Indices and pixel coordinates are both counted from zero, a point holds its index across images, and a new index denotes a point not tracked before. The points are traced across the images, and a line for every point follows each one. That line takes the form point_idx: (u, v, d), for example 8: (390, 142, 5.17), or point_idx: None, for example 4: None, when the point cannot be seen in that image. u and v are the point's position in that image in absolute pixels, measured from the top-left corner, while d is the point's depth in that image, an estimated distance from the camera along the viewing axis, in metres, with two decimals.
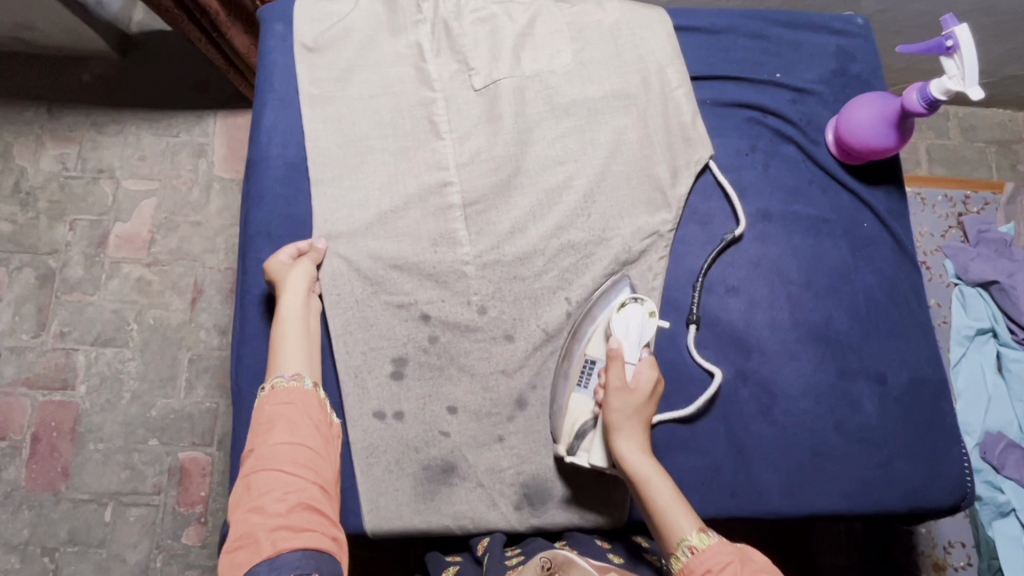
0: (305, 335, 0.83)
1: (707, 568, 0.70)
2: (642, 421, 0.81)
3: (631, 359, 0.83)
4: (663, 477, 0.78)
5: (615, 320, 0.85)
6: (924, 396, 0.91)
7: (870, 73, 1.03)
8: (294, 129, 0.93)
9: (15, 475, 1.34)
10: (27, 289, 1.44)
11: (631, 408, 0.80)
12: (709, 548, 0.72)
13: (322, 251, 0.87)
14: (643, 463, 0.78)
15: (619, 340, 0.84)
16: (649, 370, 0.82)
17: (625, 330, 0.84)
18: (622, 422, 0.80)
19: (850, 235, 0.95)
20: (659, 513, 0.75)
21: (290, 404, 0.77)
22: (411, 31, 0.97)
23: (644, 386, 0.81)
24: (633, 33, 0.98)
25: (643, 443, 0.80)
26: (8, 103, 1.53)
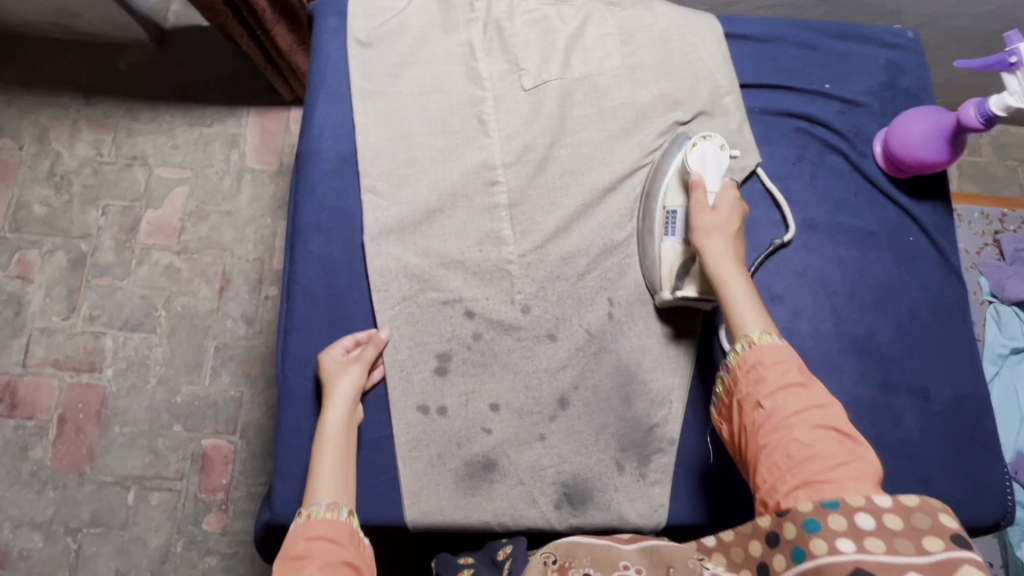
0: (343, 454, 0.78)
1: (764, 360, 0.71)
2: (725, 236, 0.82)
3: (711, 187, 0.85)
4: (746, 282, 0.79)
5: (691, 159, 0.87)
6: (967, 413, 0.91)
7: (920, 86, 1.02)
8: (344, 123, 0.94)
9: (41, 454, 1.36)
10: (59, 271, 1.46)
11: (714, 228, 0.82)
12: (770, 345, 0.72)
13: (381, 344, 0.85)
14: (726, 272, 0.79)
15: (698, 172, 0.86)
16: (728, 193, 0.84)
17: (703, 165, 0.86)
18: (707, 239, 0.82)
19: (895, 249, 0.95)
20: (732, 312, 0.76)
21: (325, 539, 0.70)
22: (463, 30, 0.98)
23: (725, 207, 0.83)
24: (684, 39, 0.99)
25: (730, 254, 0.81)
26: (47, 88, 1.55)
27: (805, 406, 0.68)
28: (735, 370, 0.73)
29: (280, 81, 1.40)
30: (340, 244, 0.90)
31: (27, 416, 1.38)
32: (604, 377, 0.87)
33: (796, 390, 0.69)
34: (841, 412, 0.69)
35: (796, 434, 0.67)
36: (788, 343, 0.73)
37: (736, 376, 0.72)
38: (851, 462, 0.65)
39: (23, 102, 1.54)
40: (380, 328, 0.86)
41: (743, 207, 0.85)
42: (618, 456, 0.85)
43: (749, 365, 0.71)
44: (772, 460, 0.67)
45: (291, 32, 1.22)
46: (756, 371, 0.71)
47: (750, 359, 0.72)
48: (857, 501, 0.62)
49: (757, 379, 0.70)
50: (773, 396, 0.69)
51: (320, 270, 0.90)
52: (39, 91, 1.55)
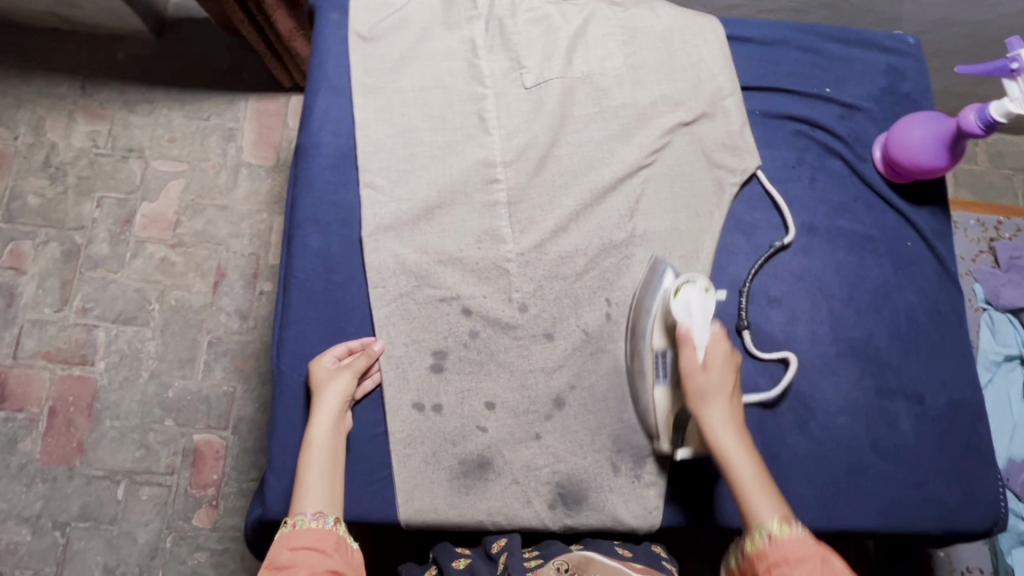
0: (330, 463, 0.78)
1: (785, 556, 0.68)
2: (721, 401, 0.79)
3: (700, 339, 0.81)
4: (749, 453, 0.77)
5: (676, 307, 0.83)
6: (962, 419, 0.91)
7: (920, 93, 1.02)
8: (345, 118, 0.94)
9: (31, 447, 1.35)
10: (52, 263, 1.44)
11: (708, 391, 0.79)
12: (791, 537, 0.69)
13: (374, 357, 0.84)
14: (726, 440, 0.77)
15: (685, 320, 0.82)
16: (718, 348, 0.81)
17: (688, 311, 0.82)
18: (703, 404, 0.79)
19: (893, 254, 0.95)
20: (741, 492, 0.74)
21: (310, 547, 0.70)
22: (464, 26, 0.97)
23: (717, 365, 0.80)
24: (686, 40, 0.99)
25: (730, 419, 0.78)
26: (43, 78, 1.54)
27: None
28: (755, 565, 0.70)
29: (280, 69, 1.39)
30: (337, 239, 0.90)
31: (17, 409, 1.37)
32: (600, 377, 0.87)
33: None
34: None
35: None
36: (808, 531, 0.70)
37: (757, 571, 0.70)
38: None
39: (19, 92, 1.53)
40: (374, 340, 0.86)
41: (734, 358, 0.82)
42: (614, 457, 0.85)
43: (772, 561, 0.69)
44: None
45: (291, 17, 1.21)
46: (779, 570, 0.68)
47: (773, 556, 0.69)
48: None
49: None
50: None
51: (317, 265, 0.89)
52: (36, 81, 1.54)
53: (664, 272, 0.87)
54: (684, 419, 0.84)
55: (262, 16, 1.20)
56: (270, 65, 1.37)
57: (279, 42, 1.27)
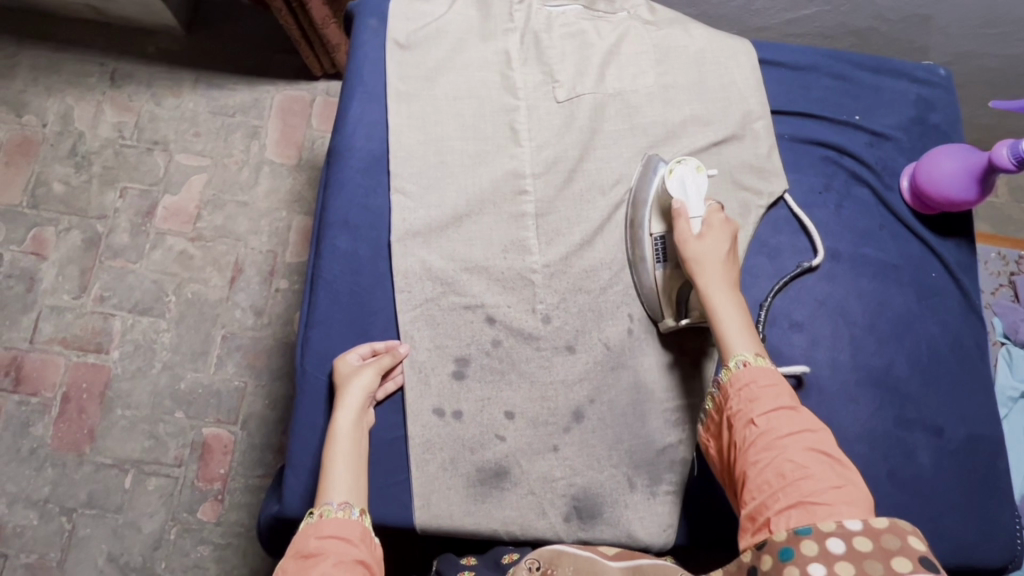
0: (354, 459, 0.78)
1: (754, 380, 0.72)
2: (714, 261, 0.81)
3: (695, 213, 0.84)
4: (738, 309, 0.79)
5: (670, 185, 0.87)
6: (980, 453, 0.90)
7: (949, 124, 1.02)
8: (378, 123, 0.95)
9: (43, 431, 1.37)
10: (73, 250, 1.46)
11: (701, 249, 0.82)
12: (761, 367, 0.73)
13: (398, 358, 0.85)
14: (716, 288, 0.80)
15: (680, 195, 0.86)
16: (714, 217, 0.84)
17: (681, 186, 0.86)
18: (695, 259, 0.81)
19: (917, 284, 0.95)
20: (721, 331, 0.77)
21: (336, 536, 0.69)
22: (500, 38, 0.98)
23: (711, 234, 0.83)
24: (718, 61, 0.99)
25: (722, 278, 0.81)
26: (75, 68, 1.57)
27: (797, 428, 0.68)
28: (727, 389, 0.74)
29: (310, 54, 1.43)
30: (365, 242, 0.91)
31: (32, 392, 1.38)
32: (619, 393, 0.87)
33: (789, 413, 0.70)
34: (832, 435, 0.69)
35: (788, 454, 0.67)
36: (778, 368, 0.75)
37: (729, 394, 0.73)
38: (843, 486, 0.64)
39: (50, 81, 1.56)
40: (400, 343, 0.86)
41: (729, 226, 0.84)
42: (630, 473, 0.85)
43: (742, 384, 0.72)
44: (764, 476, 0.67)
45: (324, 4, 1.26)
46: (748, 390, 0.72)
47: (743, 379, 0.73)
48: (829, 527, 0.60)
49: (749, 398, 0.71)
50: (767, 416, 0.70)
51: (346, 266, 0.90)
52: (67, 71, 1.56)
53: (658, 165, 0.92)
54: (686, 286, 0.87)
55: (299, 3, 1.23)
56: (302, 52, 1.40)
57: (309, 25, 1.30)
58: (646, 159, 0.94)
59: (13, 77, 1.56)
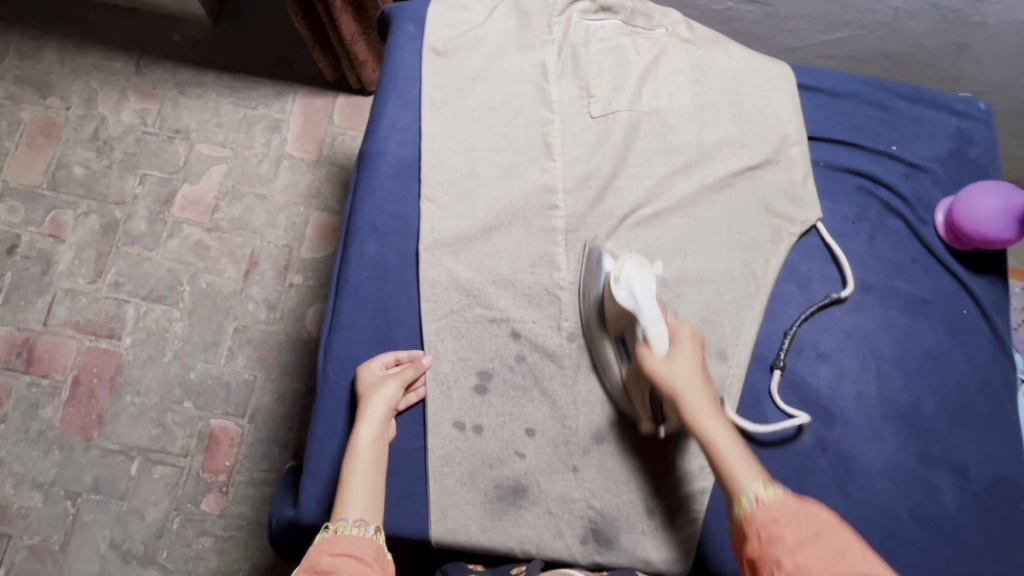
0: (373, 471, 0.77)
1: (774, 517, 0.67)
2: (692, 381, 0.76)
3: (654, 325, 0.78)
4: (729, 431, 0.74)
5: (619, 296, 0.79)
6: (1006, 496, 0.88)
7: (988, 159, 1.01)
8: (411, 130, 0.94)
9: (52, 414, 1.37)
10: (90, 234, 1.46)
11: (678, 370, 0.76)
12: (775, 498, 0.68)
13: (421, 369, 0.84)
14: (701, 414, 0.75)
15: (631, 305, 0.78)
16: (675, 329, 0.79)
17: (629, 294, 0.78)
18: (675, 384, 0.76)
19: (947, 321, 0.94)
20: (723, 463, 0.72)
21: (349, 555, 0.68)
22: (537, 49, 0.98)
23: (681, 349, 0.77)
24: (756, 84, 0.98)
25: (704, 398, 0.76)
26: (101, 53, 1.57)
27: (827, 556, 0.63)
28: (744, 530, 0.68)
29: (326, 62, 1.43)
30: (393, 250, 0.90)
31: (42, 374, 1.39)
32: None
33: (815, 542, 0.64)
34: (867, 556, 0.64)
35: None
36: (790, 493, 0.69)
37: (746, 537, 0.68)
38: None
39: (76, 64, 1.56)
40: (424, 355, 0.86)
41: (692, 336, 0.79)
42: (649, 499, 0.84)
43: (761, 523, 0.67)
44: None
45: (354, 21, 1.26)
46: (769, 531, 0.66)
47: (760, 518, 0.67)
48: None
49: (770, 539, 0.66)
50: (792, 553, 0.64)
51: (373, 273, 0.89)
52: (93, 55, 1.57)
53: (600, 257, 0.86)
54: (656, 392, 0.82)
55: (328, 18, 1.24)
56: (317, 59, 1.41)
57: (334, 33, 1.28)
58: (588, 252, 0.89)
59: (40, 59, 1.56)
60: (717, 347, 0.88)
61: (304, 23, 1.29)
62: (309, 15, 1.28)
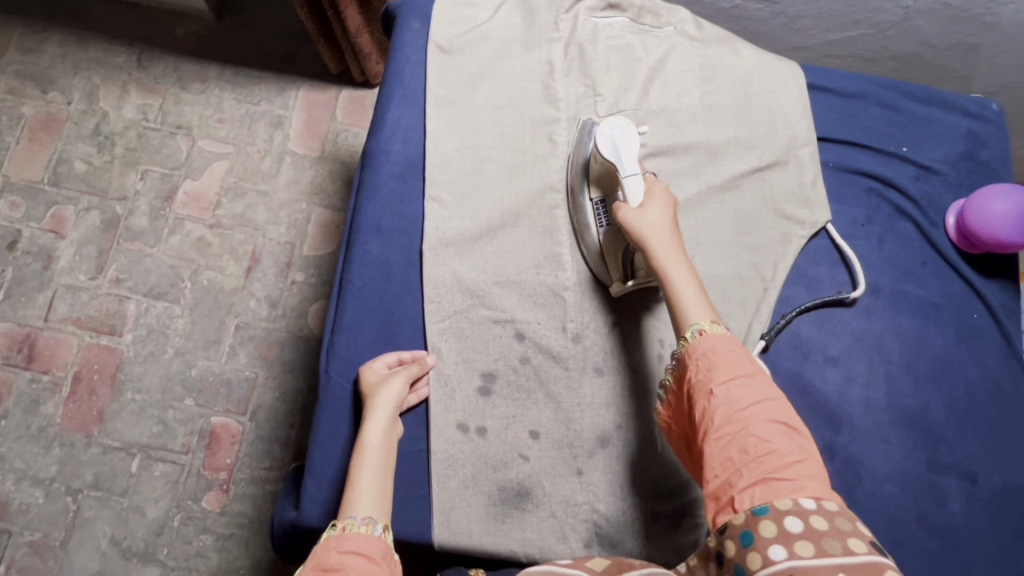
0: (380, 471, 0.76)
1: (711, 347, 0.70)
2: (659, 228, 0.79)
3: (632, 174, 0.82)
4: (689, 272, 0.77)
5: (603, 149, 0.84)
6: (1015, 502, 0.87)
7: (1000, 161, 0.99)
8: (416, 128, 0.93)
9: (52, 410, 1.36)
10: (92, 230, 1.45)
11: (648, 215, 0.80)
12: (717, 331, 0.71)
13: (427, 368, 0.84)
14: (663, 256, 0.78)
15: (614, 159, 0.84)
16: (651, 184, 0.83)
17: (614, 149, 0.84)
18: (642, 226, 0.79)
19: (957, 325, 0.92)
20: (676, 297, 0.75)
21: (357, 553, 0.67)
22: (544, 47, 0.96)
23: (652, 201, 0.81)
24: (765, 84, 0.97)
25: (670, 242, 0.79)
26: (103, 48, 1.56)
27: (756, 396, 0.67)
28: (684, 360, 0.71)
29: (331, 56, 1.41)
30: (398, 250, 0.89)
31: (43, 370, 1.38)
32: (646, 419, 0.85)
33: (747, 380, 0.68)
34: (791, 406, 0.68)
35: (752, 429, 0.65)
36: (734, 334, 0.72)
37: (685, 362, 0.71)
38: (804, 459, 0.63)
39: (77, 58, 1.55)
40: (429, 355, 0.85)
41: (666, 193, 0.82)
42: (653, 503, 0.83)
43: (699, 354, 0.70)
44: (724, 449, 0.65)
45: (359, 13, 1.25)
46: (705, 357, 0.69)
47: (700, 348, 0.70)
48: (787, 505, 0.60)
49: (707, 369, 0.69)
50: (726, 387, 0.67)
51: (377, 272, 0.88)
52: (95, 50, 1.55)
53: (592, 130, 0.90)
54: (629, 247, 0.85)
55: (333, 11, 1.23)
56: (322, 54, 1.39)
57: (338, 24, 1.27)
58: (581, 125, 0.92)
59: (42, 53, 1.55)
60: None
61: (310, 17, 1.27)
62: (314, 8, 1.26)
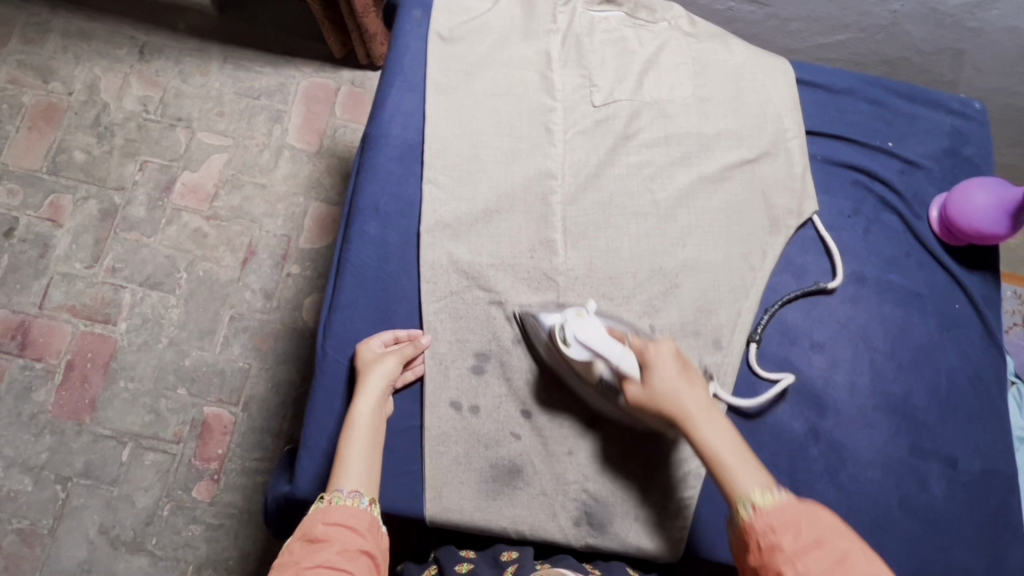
0: (370, 444, 0.78)
1: (772, 524, 0.66)
2: (675, 402, 0.75)
3: (623, 355, 0.78)
4: (722, 429, 0.73)
5: (573, 353, 0.79)
6: (995, 488, 0.90)
7: (982, 158, 1.02)
8: (415, 113, 0.95)
9: (44, 398, 1.36)
10: (89, 219, 1.46)
11: (660, 394, 0.75)
12: (775, 504, 0.67)
13: (421, 347, 0.85)
14: (692, 423, 0.74)
15: (590, 355, 0.79)
16: (641, 353, 0.78)
17: (582, 346, 0.78)
18: (661, 405, 0.75)
19: (940, 314, 0.95)
20: (724, 471, 0.71)
21: (343, 524, 0.69)
22: (542, 39, 0.99)
23: (656, 371, 0.76)
24: (756, 78, 0.99)
25: (692, 406, 0.74)
26: (105, 40, 1.57)
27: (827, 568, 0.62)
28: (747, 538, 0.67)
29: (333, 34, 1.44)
30: (395, 231, 0.91)
31: (36, 357, 1.38)
32: None
33: (816, 551, 0.63)
34: (873, 563, 0.63)
35: None
36: (793, 495, 0.68)
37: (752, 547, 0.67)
38: None
39: (79, 50, 1.56)
40: (424, 334, 0.87)
41: (665, 355, 0.77)
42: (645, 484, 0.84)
43: (761, 532, 0.66)
44: None
45: None
46: (770, 539, 0.65)
47: (759, 528, 0.66)
48: None
49: (771, 547, 0.65)
50: (794, 562, 0.63)
51: (374, 252, 0.90)
52: (97, 42, 1.57)
53: (539, 316, 0.85)
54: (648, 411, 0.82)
55: None
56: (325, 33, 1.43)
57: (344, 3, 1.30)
58: (521, 319, 0.87)
59: (44, 44, 1.57)
60: (712, 336, 0.89)
61: None
62: None
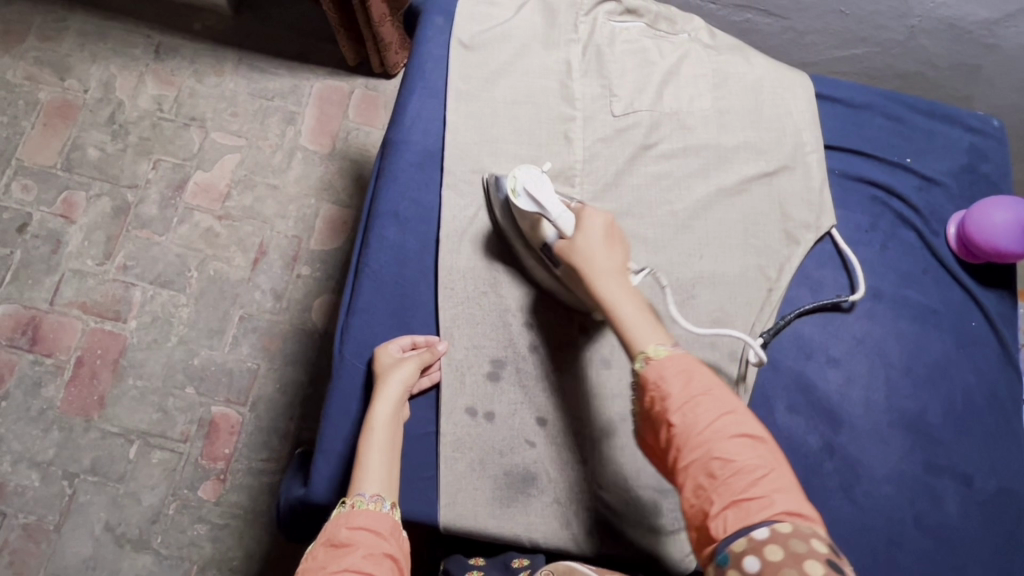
0: (389, 449, 0.78)
1: (661, 375, 0.68)
2: (595, 260, 0.77)
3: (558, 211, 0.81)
4: (630, 292, 0.75)
5: (522, 205, 0.81)
6: (1010, 508, 0.89)
7: (1000, 175, 1.02)
8: (436, 120, 0.96)
9: (53, 394, 1.37)
10: (101, 217, 1.47)
11: (579, 249, 0.78)
12: (666, 359, 0.69)
13: (438, 353, 0.85)
14: (602, 279, 0.76)
15: (537, 209, 0.81)
16: (575, 215, 0.81)
17: (531, 200, 0.81)
18: (576, 258, 0.78)
19: (957, 331, 0.95)
20: (623, 327, 0.73)
21: (367, 528, 0.68)
22: (562, 48, 0.99)
23: (585, 232, 0.79)
24: (776, 91, 1.00)
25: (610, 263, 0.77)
26: (121, 39, 1.58)
27: (714, 416, 0.65)
28: (641, 387, 0.70)
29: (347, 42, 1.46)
30: (414, 237, 0.91)
31: (46, 353, 1.39)
32: None
33: (704, 399, 0.66)
34: (752, 418, 0.67)
35: (716, 451, 0.63)
36: (686, 353, 0.70)
37: (641, 395, 0.69)
38: (769, 473, 0.61)
39: (95, 48, 1.57)
40: (442, 340, 0.87)
41: (597, 219, 0.80)
42: (658, 494, 0.83)
43: (651, 382, 0.68)
44: (695, 483, 0.63)
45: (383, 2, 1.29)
46: (656, 387, 0.68)
47: (651, 375, 0.69)
48: (763, 533, 0.57)
49: (660, 397, 0.67)
50: (683, 410, 0.66)
51: (393, 257, 0.90)
52: (113, 40, 1.58)
53: (499, 180, 0.88)
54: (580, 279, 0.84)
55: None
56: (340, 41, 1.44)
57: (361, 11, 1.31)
58: (488, 182, 0.91)
59: (60, 42, 1.58)
60: (727, 347, 0.89)
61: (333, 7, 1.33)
62: None
